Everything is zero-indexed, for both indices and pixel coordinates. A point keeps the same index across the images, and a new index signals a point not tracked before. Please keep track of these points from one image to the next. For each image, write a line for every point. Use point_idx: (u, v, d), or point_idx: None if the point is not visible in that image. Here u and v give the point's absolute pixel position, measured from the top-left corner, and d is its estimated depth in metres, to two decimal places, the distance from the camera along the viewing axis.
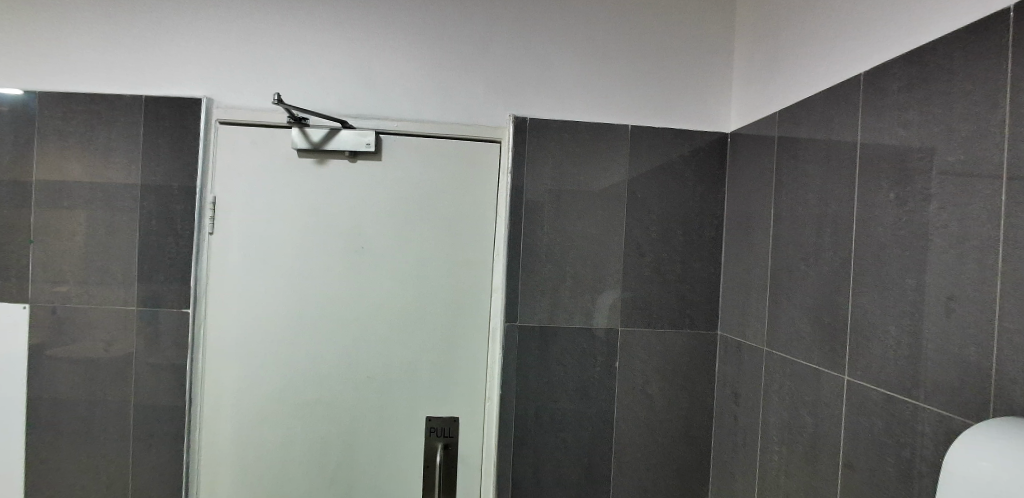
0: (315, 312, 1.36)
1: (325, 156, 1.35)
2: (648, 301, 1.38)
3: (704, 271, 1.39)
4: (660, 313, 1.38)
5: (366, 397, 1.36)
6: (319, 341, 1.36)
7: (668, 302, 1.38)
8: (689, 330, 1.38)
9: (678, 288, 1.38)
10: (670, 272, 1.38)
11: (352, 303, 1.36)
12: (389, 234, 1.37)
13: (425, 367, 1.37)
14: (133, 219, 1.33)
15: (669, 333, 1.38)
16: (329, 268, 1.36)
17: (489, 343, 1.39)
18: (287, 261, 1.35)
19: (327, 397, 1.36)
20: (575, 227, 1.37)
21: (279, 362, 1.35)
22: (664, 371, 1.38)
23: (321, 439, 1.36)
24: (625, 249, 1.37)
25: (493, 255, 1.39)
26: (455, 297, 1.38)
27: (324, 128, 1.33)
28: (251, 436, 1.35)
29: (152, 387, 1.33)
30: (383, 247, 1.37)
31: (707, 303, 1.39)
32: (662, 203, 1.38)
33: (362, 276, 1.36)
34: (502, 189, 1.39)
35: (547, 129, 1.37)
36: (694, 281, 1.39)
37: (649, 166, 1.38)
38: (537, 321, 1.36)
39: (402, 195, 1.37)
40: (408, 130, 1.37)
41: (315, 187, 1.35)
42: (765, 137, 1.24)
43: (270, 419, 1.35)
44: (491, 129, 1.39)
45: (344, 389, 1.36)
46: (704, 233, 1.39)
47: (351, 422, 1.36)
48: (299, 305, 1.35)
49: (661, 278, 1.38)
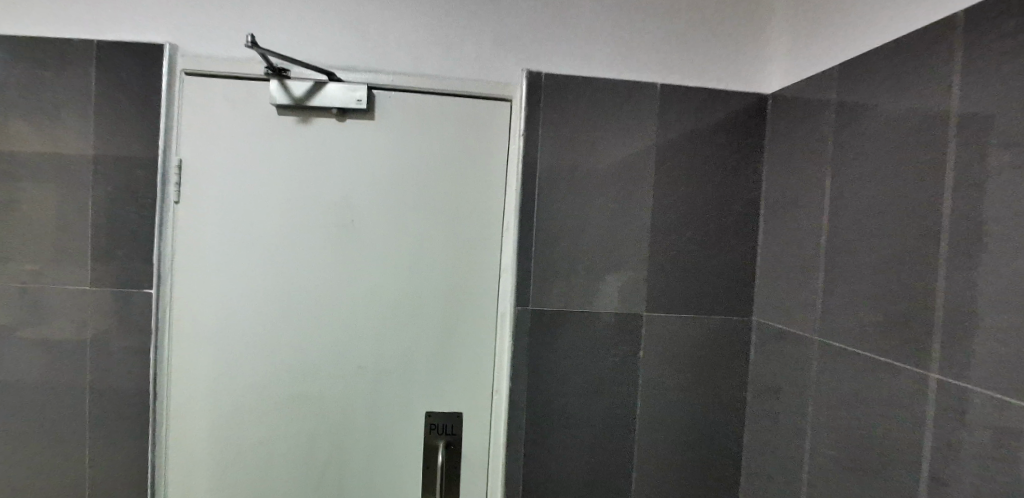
0: (301, 296, 1.19)
1: (310, 114, 1.17)
2: (675, 285, 1.22)
3: (739, 252, 1.23)
4: (689, 299, 1.23)
5: (360, 391, 1.21)
6: (305, 329, 1.20)
7: (698, 286, 1.23)
8: (721, 318, 1.23)
9: (709, 270, 1.23)
10: (699, 253, 1.22)
11: (343, 287, 1.20)
12: (383, 207, 1.20)
13: (425, 358, 1.22)
14: (87, 185, 1.14)
15: (698, 320, 1.23)
16: (317, 244, 1.19)
17: (498, 331, 1.24)
18: (269, 237, 1.18)
19: (315, 391, 1.20)
20: (594, 201, 1.21)
21: (262, 349, 1.19)
22: (692, 364, 1.23)
23: (309, 438, 1.21)
24: (648, 227, 1.21)
25: (502, 230, 1.22)
26: (460, 279, 1.22)
27: (309, 80, 1.15)
28: (227, 434, 1.20)
29: (112, 377, 1.16)
30: (377, 224, 1.20)
31: (741, 290, 1.23)
32: (694, 175, 1.21)
33: (353, 255, 1.19)
34: (513, 154, 1.22)
35: (564, 87, 1.20)
36: (727, 263, 1.23)
37: (682, 132, 1.21)
38: (551, 305, 1.21)
39: (399, 163, 1.20)
40: (405, 86, 1.19)
41: (298, 152, 1.17)
42: (818, 97, 1.07)
43: (250, 415, 1.20)
44: (500, 87, 1.21)
45: (335, 379, 1.21)
46: (740, 211, 1.22)
47: (343, 418, 1.21)
48: (284, 287, 1.19)
49: (690, 259, 1.22)
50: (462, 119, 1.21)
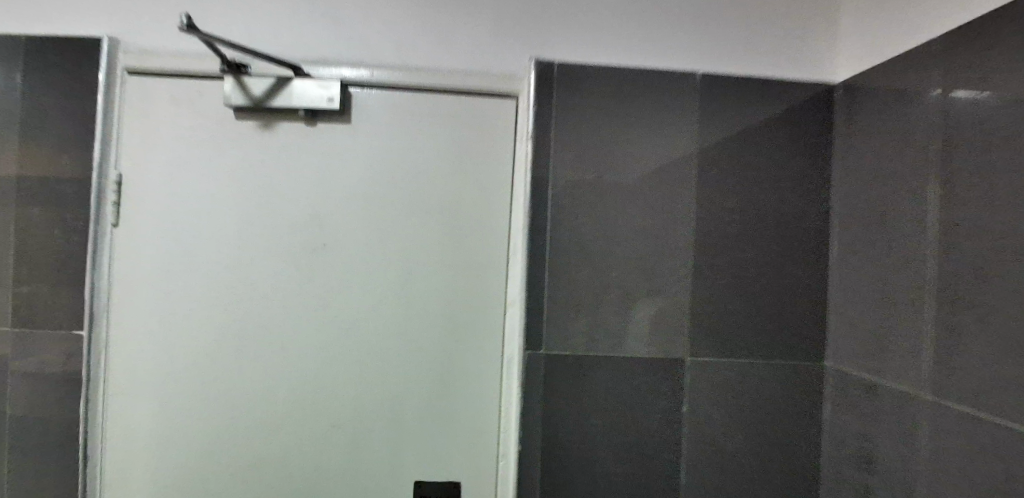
0: (293, 291, 0.98)
1: (273, 117, 0.97)
2: (726, 322, 0.97)
3: (805, 278, 0.98)
4: (746, 340, 0.97)
5: (368, 404, 0.98)
6: (296, 331, 0.98)
7: (756, 323, 0.98)
8: (785, 362, 0.98)
9: (767, 303, 0.98)
10: (756, 281, 0.98)
11: (344, 278, 0.98)
12: (390, 181, 0.98)
13: (415, 412, 0.99)
14: (8, 207, 0.95)
15: (756, 366, 0.98)
16: (286, 264, 0.97)
17: (504, 380, 1.00)
18: (231, 254, 0.97)
19: (314, 403, 0.98)
20: (620, 218, 0.97)
21: (224, 387, 0.97)
22: (767, 405, 0.98)
23: (310, 462, 0.98)
24: (690, 250, 0.97)
25: (509, 252, 0.99)
26: (457, 315, 0.99)
27: (272, 76, 0.95)
28: (208, 463, 0.98)
29: (36, 438, 0.96)
30: (383, 201, 0.98)
31: (811, 325, 0.98)
32: (747, 183, 0.97)
33: (355, 236, 0.98)
34: (520, 162, 0.99)
35: (580, 79, 0.97)
36: (793, 292, 0.98)
37: (732, 129, 0.97)
38: (566, 349, 0.97)
39: (383, 173, 0.98)
40: (386, 81, 0.97)
41: (260, 164, 0.97)
42: (904, 85, 0.82)
43: (236, 434, 0.98)
44: (502, 79, 0.98)
45: (337, 390, 0.98)
46: (807, 225, 0.98)
47: (350, 438, 0.98)
48: (244, 319, 0.97)
49: (745, 287, 0.98)
50: (456, 119, 0.99)
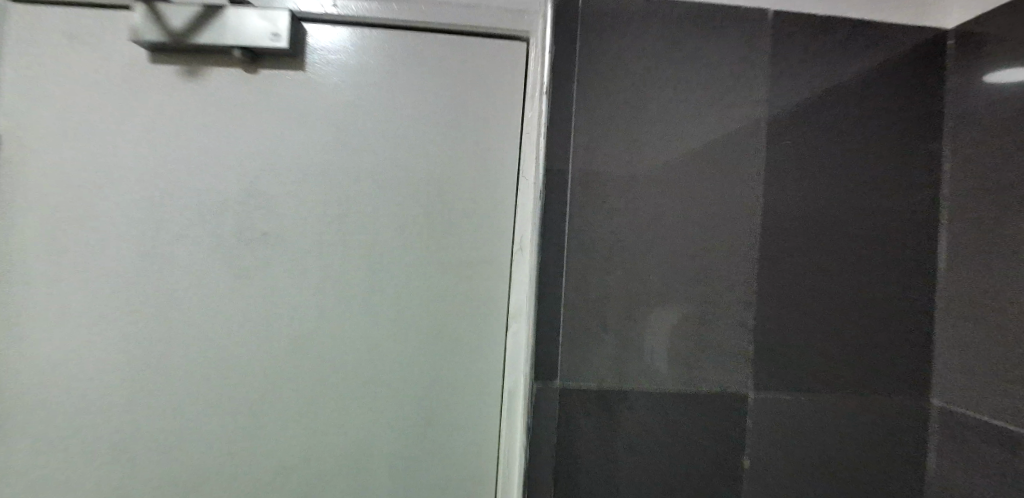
0: (247, 263, 0.72)
1: (204, 63, 0.72)
2: (761, 372, 0.72)
3: (906, 286, 0.74)
4: (830, 368, 0.73)
5: (346, 418, 0.72)
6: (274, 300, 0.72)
7: (794, 375, 0.72)
8: (879, 398, 0.73)
9: (857, 318, 0.73)
10: (792, 319, 0.72)
11: (317, 245, 0.72)
12: (363, 135, 0.72)
13: (379, 471, 0.72)
14: None
15: (844, 403, 0.73)
16: (222, 249, 0.72)
17: (501, 428, 0.72)
18: (148, 231, 0.71)
19: (296, 397, 0.72)
20: (638, 218, 0.71)
21: (144, 403, 0.71)
22: (827, 444, 0.73)
23: (292, 476, 0.72)
24: (707, 271, 0.72)
25: (513, 247, 0.72)
26: (438, 337, 0.72)
27: (196, 5, 0.69)
28: (142, 484, 0.71)
29: None
30: (364, 146, 0.72)
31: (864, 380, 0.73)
32: (793, 184, 0.73)
33: (354, 172, 0.72)
34: (530, 127, 0.72)
35: (612, 14, 0.72)
36: (846, 335, 0.73)
37: (786, 108, 0.73)
38: (596, 384, 0.70)
39: (342, 144, 0.72)
40: (349, 13, 0.71)
41: (179, 128, 0.72)
42: None
43: (188, 440, 0.72)
44: (508, 14, 0.72)
45: (274, 446, 0.72)
46: (864, 247, 0.73)
47: (306, 485, 0.72)
48: (165, 322, 0.72)
49: (782, 325, 0.72)
50: (448, 67, 0.72)
